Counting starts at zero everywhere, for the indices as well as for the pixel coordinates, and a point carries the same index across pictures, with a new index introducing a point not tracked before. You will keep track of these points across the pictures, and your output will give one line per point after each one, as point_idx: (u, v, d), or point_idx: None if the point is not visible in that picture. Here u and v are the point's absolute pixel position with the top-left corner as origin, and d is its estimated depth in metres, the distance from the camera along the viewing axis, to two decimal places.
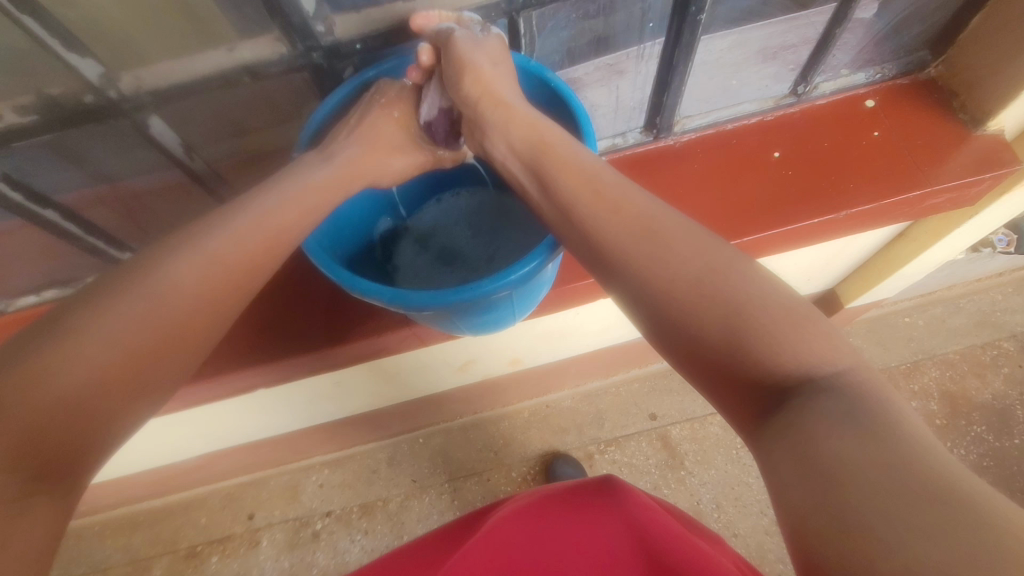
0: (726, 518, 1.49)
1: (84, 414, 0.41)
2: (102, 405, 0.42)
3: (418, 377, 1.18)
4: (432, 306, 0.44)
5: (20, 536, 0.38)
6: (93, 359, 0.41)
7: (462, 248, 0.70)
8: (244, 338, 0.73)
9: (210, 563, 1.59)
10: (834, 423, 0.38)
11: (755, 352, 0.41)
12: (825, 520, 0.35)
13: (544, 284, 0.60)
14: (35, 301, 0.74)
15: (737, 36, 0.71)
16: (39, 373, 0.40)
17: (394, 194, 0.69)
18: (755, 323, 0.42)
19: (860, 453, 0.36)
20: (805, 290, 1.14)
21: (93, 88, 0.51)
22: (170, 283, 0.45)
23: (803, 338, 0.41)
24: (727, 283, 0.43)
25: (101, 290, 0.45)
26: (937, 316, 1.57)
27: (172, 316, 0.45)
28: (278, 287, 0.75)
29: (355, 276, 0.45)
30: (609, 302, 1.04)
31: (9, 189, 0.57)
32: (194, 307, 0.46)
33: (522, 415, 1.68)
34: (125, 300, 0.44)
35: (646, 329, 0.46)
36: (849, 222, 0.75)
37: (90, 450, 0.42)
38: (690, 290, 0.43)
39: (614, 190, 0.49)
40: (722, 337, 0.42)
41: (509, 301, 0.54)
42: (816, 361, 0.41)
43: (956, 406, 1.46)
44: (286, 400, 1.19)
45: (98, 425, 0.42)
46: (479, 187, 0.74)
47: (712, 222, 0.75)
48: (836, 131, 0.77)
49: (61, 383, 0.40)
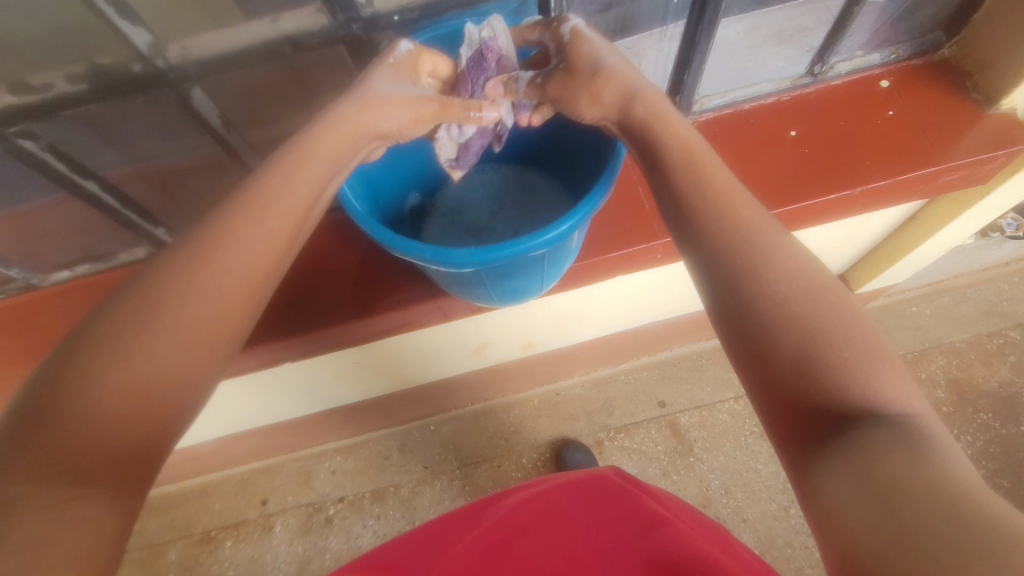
0: (735, 503, 1.51)
1: (132, 411, 0.42)
2: (149, 401, 0.43)
3: (435, 359, 1.20)
4: (473, 263, 0.46)
5: (66, 525, 0.38)
6: (150, 351, 0.43)
7: (490, 221, 0.71)
8: (273, 311, 0.75)
9: (224, 547, 1.61)
10: (897, 448, 0.40)
11: (805, 359, 0.44)
12: (886, 538, 0.36)
13: (569, 254, 0.61)
14: (69, 277, 0.76)
15: (754, 19, 0.75)
16: (99, 362, 0.42)
17: (424, 171, 0.71)
18: (812, 337, 0.44)
19: (913, 476, 0.38)
20: (836, 263, 1.14)
21: (142, 57, 0.53)
22: (219, 243, 0.47)
23: (863, 348, 0.44)
24: (776, 286, 0.46)
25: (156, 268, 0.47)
26: (944, 306, 1.58)
27: (215, 302, 0.46)
28: (309, 262, 0.77)
29: (398, 236, 0.47)
30: (625, 283, 1.05)
31: (54, 160, 0.59)
32: (239, 276, 0.47)
33: (532, 402, 1.69)
34: (184, 283, 0.45)
35: (717, 321, 0.49)
36: (865, 199, 0.77)
37: (135, 443, 0.42)
38: (747, 278, 0.47)
39: (651, 169, 0.52)
40: (781, 346, 0.45)
41: (537, 265, 0.55)
42: (872, 368, 0.43)
43: (963, 393, 1.48)
44: (304, 382, 1.21)
45: (146, 416, 0.43)
46: (504, 164, 0.76)
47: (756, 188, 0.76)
48: (851, 111, 0.79)
49: (101, 386, 0.41)
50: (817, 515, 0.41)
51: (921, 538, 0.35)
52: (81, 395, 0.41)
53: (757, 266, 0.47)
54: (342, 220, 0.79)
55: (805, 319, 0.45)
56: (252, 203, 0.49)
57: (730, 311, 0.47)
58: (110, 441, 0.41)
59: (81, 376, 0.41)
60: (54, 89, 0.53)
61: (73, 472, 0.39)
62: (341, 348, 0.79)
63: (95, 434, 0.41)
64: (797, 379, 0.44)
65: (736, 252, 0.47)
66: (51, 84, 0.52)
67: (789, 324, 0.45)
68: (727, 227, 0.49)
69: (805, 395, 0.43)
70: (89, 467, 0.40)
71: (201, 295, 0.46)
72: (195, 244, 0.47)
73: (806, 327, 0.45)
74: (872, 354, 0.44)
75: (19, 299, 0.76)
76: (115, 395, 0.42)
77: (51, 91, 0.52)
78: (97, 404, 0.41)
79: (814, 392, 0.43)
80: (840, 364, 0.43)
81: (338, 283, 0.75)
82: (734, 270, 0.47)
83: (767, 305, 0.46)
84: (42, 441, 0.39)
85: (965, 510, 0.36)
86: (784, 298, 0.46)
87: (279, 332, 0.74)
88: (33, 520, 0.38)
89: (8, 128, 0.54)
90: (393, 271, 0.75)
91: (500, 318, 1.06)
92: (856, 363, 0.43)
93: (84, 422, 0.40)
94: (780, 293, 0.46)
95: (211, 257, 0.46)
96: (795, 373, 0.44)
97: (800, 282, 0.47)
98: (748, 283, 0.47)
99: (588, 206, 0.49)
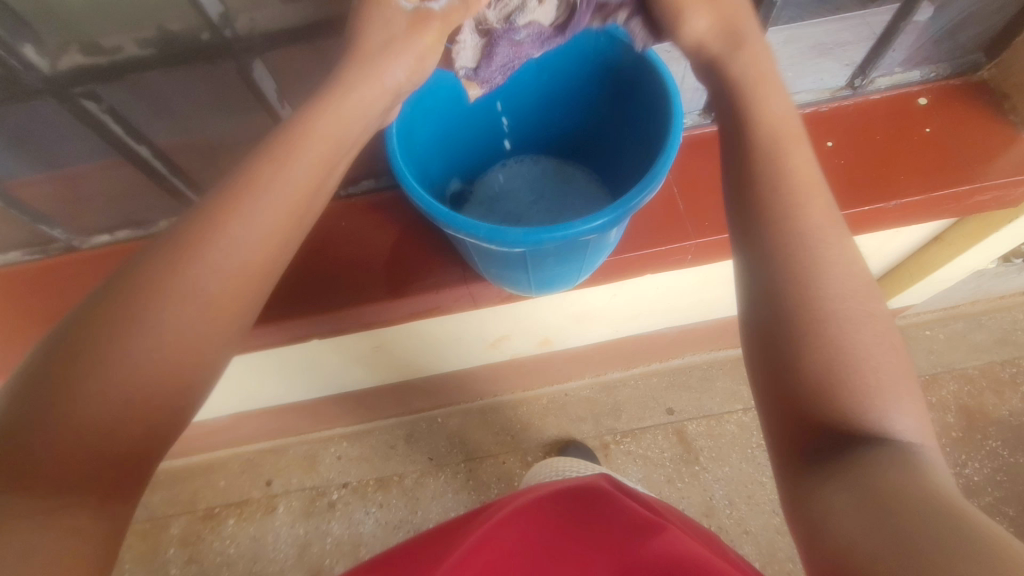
0: (738, 515, 1.50)
1: (115, 428, 0.41)
2: (135, 417, 0.42)
3: (452, 349, 1.21)
4: (524, 244, 0.48)
5: (51, 535, 0.40)
6: (153, 353, 0.42)
7: (527, 212, 0.73)
8: (305, 286, 0.76)
9: (226, 525, 1.62)
10: (899, 462, 0.42)
11: (844, 372, 0.44)
12: (878, 543, 0.38)
13: (605, 249, 0.62)
14: (109, 241, 0.77)
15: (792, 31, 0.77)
16: (100, 365, 0.41)
17: (466, 157, 0.72)
18: (850, 354, 0.44)
19: (917, 492, 0.39)
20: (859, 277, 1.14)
21: (211, 25, 0.54)
22: (229, 242, 0.44)
23: (889, 356, 0.45)
24: (827, 299, 0.46)
25: (162, 260, 0.44)
26: (958, 331, 1.58)
27: (205, 319, 0.44)
28: (343, 240, 0.78)
29: (452, 213, 0.49)
30: (647, 285, 1.06)
31: (112, 122, 0.60)
32: (248, 278, 0.45)
33: (540, 401, 1.70)
34: (188, 285, 0.43)
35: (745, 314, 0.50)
36: (896, 213, 0.77)
37: (129, 453, 0.42)
38: (785, 273, 0.47)
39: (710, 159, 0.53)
40: (806, 346, 0.45)
41: (568, 255, 0.56)
42: (896, 372, 0.45)
43: (973, 419, 1.48)
44: (321, 364, 1.22)
45: (144, 424, 0.42)
46: (543, 157, 0.77)
47: None
48: (887, 125, 0.79)
49: (84, 408, 0.40)
50: (811, 520, 0.43)
51: (912, 541, 0.37)
52: (64, 414, 0.40)
53: (804, 277, 0.46)
54: (380, 202, 0.80)
55: (846, 332, 0.45)
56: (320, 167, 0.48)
57: (760, 315, 0.48)
58: (87, 460, 0.41)
59: (62, 393, 0.40)
60: (123, 52, 0.55)
61: (56, 488, 0.40)
62: (369, 328, 0.80)
63: (75, 453, 0.40)
64: (835, 393, 0.44)
65: (772, 250, 0.48)
66: (121, 47, 0.54)
67: (832, 334, 0.45)
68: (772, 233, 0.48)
69: (832, 409, 0.44)
70: (72, 482, 0.41)
71: (202, 300, 0.44)
72: (217, 239, 0.44)
73: (846, 342, 0.45)
74: (901, 376, 0.45)
75: (55, 260, 0.77)
76: (96, 418, 0.41)
77: (121, 53, 0.54)
78: (78, 423, 0.40)
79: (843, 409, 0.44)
80: (869, 383, 0.44)
81: (372, 263, 0.77)
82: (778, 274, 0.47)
83: (812, 315, 0.46)
84: (20, 458, 0.39)
85: (958, 521, 0.38)
86: (826, 314, 0.45)
87: (312, 307, 0.75)
88: (21, 527, 0.39)
89: (73, 88, 0.55)
90: (427, 253, 0.76)
91: (522, 312, 1.07)
92: (884, 384, 0.44)
93: (60, 444, 0.40)
94: (827, 303, 0.46)
95: (219, 257, 0.44)
96: (833, 387, 0.44)
97: (848, 296, 0.46)
98: (788, 292, 0.46)
99: (630, 203, 0.49)
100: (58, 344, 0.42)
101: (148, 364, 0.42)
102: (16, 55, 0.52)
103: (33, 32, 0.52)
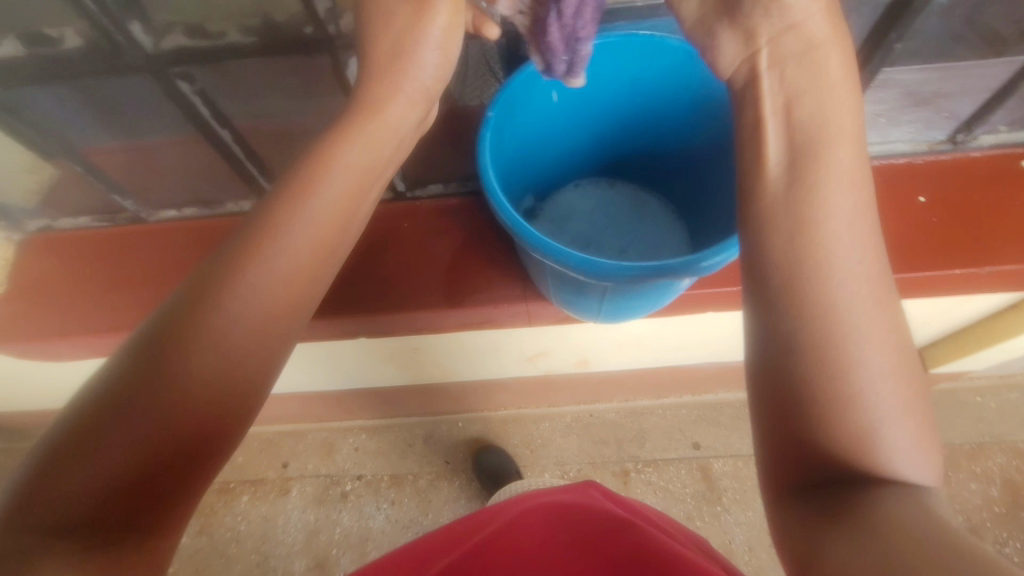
0: (757, 563, 1.45)
1: (156, 463, 0.40)
2: (176, 451, 0.41)
3: (489, 359, 1.19)
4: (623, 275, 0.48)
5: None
6: (200, 385, 0.42)
7: (598, 235, 0.70)
8: (362, 284, 0.75)
9: (239, 501, 1.63)
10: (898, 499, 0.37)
11: (849, 406, 0.39)
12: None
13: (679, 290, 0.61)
14: (174, 216, 0.81)
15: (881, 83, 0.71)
16: (145, 397, 0.40)
17: (542, 173, 0.69)
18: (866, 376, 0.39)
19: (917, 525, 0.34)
20: (924, 336, 1.08)
21: (316, 21, 0.54)
22: (273, 266, 0.45)
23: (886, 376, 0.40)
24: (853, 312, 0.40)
25: (205, 288, 0.43)
26: (1012, 401, 1.50)
27: (248, 342, 0.44)
28: (405, 242, 0.77)
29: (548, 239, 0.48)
30: (700, 319, 1.03)
31: (200, 103, 0.61)
32: (291, 300, 0.46)
33: (564, 419, 1.67)
34: (232, 312, 0.43)
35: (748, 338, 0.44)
36: (986, 279, 0.73)
37: (168, 491, 0.42)
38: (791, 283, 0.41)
39: None
40: (804, 372, 0.40)
41: (633, 293, 0.55)
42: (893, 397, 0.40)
43: (1020, 498, 1.39)
44: (356, 359, 1.22)
45: (186, 458, 0.42)
46: (618, 179, 0.75)
47: (897, 246, 0.73)
48: (986, 185, 0.75)
49: (129, 431, 0.40)
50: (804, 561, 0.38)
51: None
52: (106, 436, 0.39)
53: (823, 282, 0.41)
54: (444, 207, 0.79)
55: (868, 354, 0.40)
56: (375, 166, 0.50)
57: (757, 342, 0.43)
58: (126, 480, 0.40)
59: (107, 415, 0.40)
60: (226, 38, 0.55)
61: (90, 531, 0.39)
62: (418, 334, 0.78)
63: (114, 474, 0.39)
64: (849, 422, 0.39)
65: (780, 258, 0.42)
66: (226, 33, 0.54)
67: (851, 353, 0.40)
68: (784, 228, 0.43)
69: (839, 441, 0.39)
70: (108, 523, 0.40)
71: (247, 326, 0.44)
72: (260, 263, 0.44)
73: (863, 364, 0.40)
74: (901, 399, 0.40)
75: (127, 229, 0.81)
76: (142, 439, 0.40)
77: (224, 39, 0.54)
78: (113, 465, 0.39)
79: (854, 442, 0.39)
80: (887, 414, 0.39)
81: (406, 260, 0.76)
82: (790, 273, 0.42)
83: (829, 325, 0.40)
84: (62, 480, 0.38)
85: (964, 557, 0.32)
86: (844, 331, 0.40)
87: (365, 304, 0.74)
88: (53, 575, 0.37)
89: (171, 68, 0.56)
90: (486, 264, 0.75)
91: (567, 332, 1.05)
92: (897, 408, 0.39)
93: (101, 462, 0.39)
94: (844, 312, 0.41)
95: (262, 280, 0.44)
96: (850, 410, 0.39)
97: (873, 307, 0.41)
98: (800, 294, 0.41)
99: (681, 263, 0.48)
100: (103, 377, 0.41)
101: (192, 395, 0.42)
102: (124, 31, 0.52)
103: (142, 10, 0.52)
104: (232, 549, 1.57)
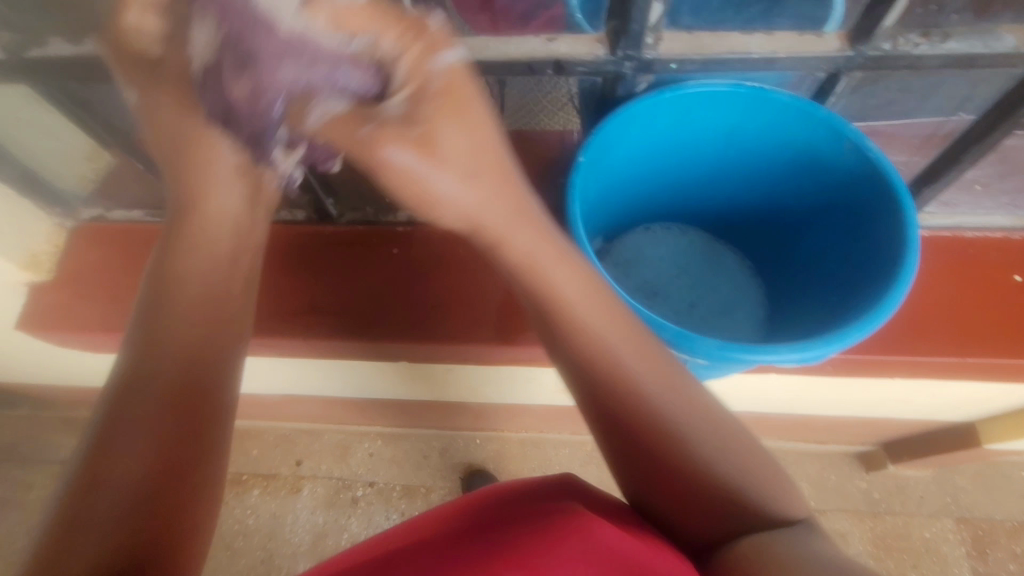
0: None
1: (156, 464, 0.41)
2: (170, 446, 0.42)
3: (522, 387, 1.15)
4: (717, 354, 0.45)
5: None
6: (167, 375, 0.44)
7: (666, 286, 0.66)
8: (411, 310, 0.73)
9: (250, 495, 1.62)
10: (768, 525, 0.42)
11: (686, 440, 0.44)
12: None
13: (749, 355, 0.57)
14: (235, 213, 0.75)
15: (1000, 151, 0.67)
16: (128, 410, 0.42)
17: (615, 216, 0.64)
18: (687, 430, 0.45)
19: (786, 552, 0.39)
20: (986, 411, 1.02)
21: None
22: (199, 255, 0.48)
23: (692, 395, 0.46)
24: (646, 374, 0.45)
25: (143, 306, 0.46)
26: None
27: (202, 325, 0.46)
28: (460, 270, 0.74)
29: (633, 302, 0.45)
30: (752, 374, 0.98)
31: None
32: (222, 274, 0.48)
33: (585, 447, 1.62)
34: (176, 303, 0.46)
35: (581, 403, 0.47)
36: None
37: (179, 492, 0.41)
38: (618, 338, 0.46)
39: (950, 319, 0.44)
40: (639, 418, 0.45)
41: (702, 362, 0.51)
42: (710, 416, 0.46)
43: None
44: (384, 374, 1.18)
45: (185, 450, 0.42)
46: (693, 226, 0.70)
47: (995, 330, 0.68)
48: None
49: (121, 459, 0.40)
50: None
51: None
52: (104, 475, 0.40)
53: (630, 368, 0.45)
54: None
55: (681, 416, 0.45)
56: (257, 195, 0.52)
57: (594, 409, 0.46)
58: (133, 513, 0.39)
59: (97, 457, 0.40)
60: None
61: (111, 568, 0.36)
62: (462, 362, 0.76)
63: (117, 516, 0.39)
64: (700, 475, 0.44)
65: (618, 322, 0.46)
66: None
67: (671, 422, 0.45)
68: (578, 331, 0.46)
69: (696, 469, 0.44)
70: (128, 552, 0.37)
71: (200, 311, 0.47)
72: (184, 256, 0.48)
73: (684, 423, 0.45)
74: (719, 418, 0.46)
75: None
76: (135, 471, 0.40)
77: None
78: (117, 481, 0.39)
79: (705, 466, 0.44)
80: (718, 453, 0.44)
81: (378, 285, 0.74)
82: (604, 373, 0.45)
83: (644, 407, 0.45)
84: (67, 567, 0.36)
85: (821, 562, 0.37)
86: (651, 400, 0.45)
87: (405, 329, 0.72)
88: None
89: None
90: None
91: None
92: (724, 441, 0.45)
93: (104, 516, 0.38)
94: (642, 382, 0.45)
95: (191, 267, 0.47)
96: (683, 467, 0.44)
97: (639, 353, 0.46)
98: (617, 390, 0.45)
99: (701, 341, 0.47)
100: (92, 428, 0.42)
101: (165, 385, 0.43)
102: None
103: None
104: (239, 543, 1.56)
